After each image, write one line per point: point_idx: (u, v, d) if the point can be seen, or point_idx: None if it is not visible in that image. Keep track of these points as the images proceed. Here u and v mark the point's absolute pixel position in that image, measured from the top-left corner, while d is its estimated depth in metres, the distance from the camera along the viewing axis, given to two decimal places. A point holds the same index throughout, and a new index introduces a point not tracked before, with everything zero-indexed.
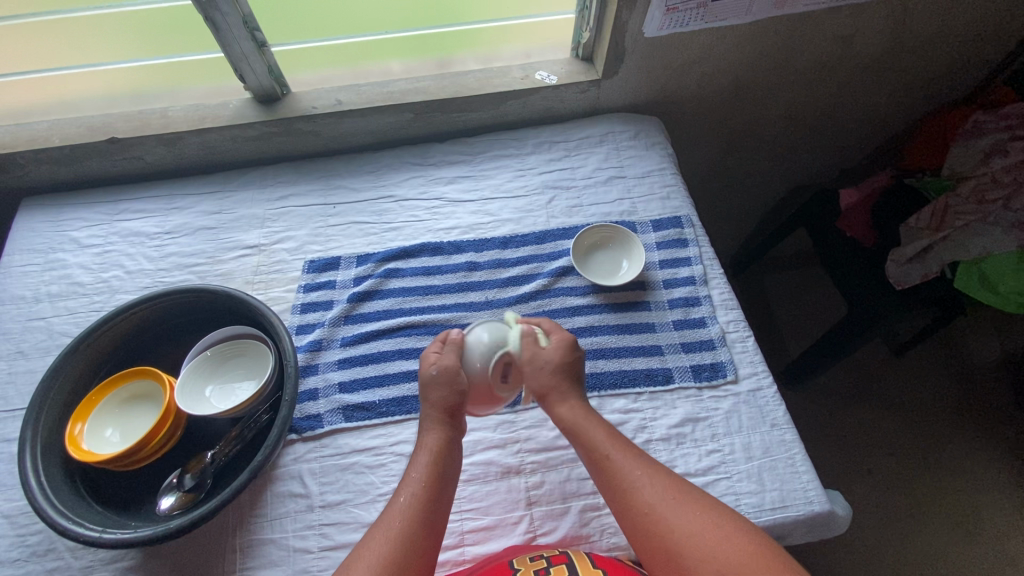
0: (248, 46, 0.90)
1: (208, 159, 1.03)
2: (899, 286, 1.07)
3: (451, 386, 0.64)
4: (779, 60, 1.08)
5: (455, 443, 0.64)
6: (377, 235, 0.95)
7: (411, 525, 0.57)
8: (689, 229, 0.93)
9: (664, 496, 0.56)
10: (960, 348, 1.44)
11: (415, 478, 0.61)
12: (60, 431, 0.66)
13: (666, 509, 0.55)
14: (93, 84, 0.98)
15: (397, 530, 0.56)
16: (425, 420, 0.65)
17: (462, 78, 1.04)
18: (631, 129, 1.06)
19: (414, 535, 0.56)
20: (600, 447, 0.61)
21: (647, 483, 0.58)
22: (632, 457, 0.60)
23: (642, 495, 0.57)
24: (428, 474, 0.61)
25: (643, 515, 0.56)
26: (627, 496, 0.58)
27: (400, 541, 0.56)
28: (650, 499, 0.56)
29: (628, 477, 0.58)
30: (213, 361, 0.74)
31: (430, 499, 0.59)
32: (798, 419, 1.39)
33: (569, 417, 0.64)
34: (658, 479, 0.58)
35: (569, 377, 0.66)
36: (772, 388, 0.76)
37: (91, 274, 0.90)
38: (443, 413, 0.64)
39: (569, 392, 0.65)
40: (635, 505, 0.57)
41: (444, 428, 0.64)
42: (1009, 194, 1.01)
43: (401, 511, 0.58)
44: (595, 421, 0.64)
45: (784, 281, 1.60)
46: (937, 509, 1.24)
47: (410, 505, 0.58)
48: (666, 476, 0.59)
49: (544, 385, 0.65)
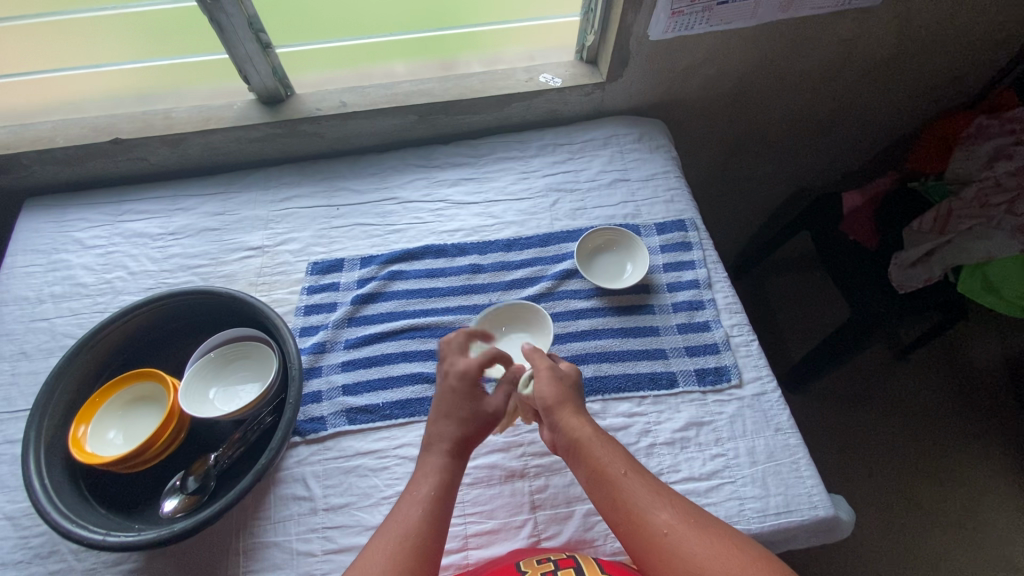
0: (252, 47, 0.90)
1: (211, 160, 1.03)
2: (902, 290, 1.07)
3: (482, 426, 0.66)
4: (784, 63, 1.07)
5: (457, 475, 0.63)
6: (380, 237, 0.95)
7: (425, 540, 0.56)
8: (693, 232, 0.93)
9: (684, 519, 0.56)
10: (962, 352, 1.44)
11: (428, 495, 0.60)
12: (63, 433, 0.66)
13: (687, 532, 0.55)
14: (97, 85, 0.98)
15: (411, 542, 0.56)
16: (435, 447, 0.64)
17: (466, 80, 1.04)
18: (635, 132, 1.06)
19: (425, 549, 0.56)
20: (613, 466, 0.61)
21: (665, 505, 0.57)
22: (647, 479, 0.60)
23: (660, 516, 0.56)
24: (441, 494, 0.60)
25: (661, 536, 0.55)
26: (643, 516, 0.57)
27: (413, 551, 0.55)
28: (669, 521, 0.56)
29: (644, 498, 0.58)
30: (217, 362, 0.74)
31: (441, 518, 0.58)
32: (801, 422, 1.39)
33: (579, 430, 0.64)
34: (676, 502, 0.58)
35: (573, 396, 0.67)
36: (776, 393, 0.76)
37: (95, 275, 0.90)
38: (462, 448, 0.65)
39: (575, 408, 0.66)
40: (653, 525, 0.56)
41: (456, 457, 0.64)
42: (1014, 198, 0.99)
43: (415, 520, 0.57)
44: (607, 440, 0.64)
45: (787, 284, 1.60)
46: (941, 515, 1.23)
47: (424, 518, 0.58)
48: (683, 501, 0.58)
49: (551, 395, 0.66)
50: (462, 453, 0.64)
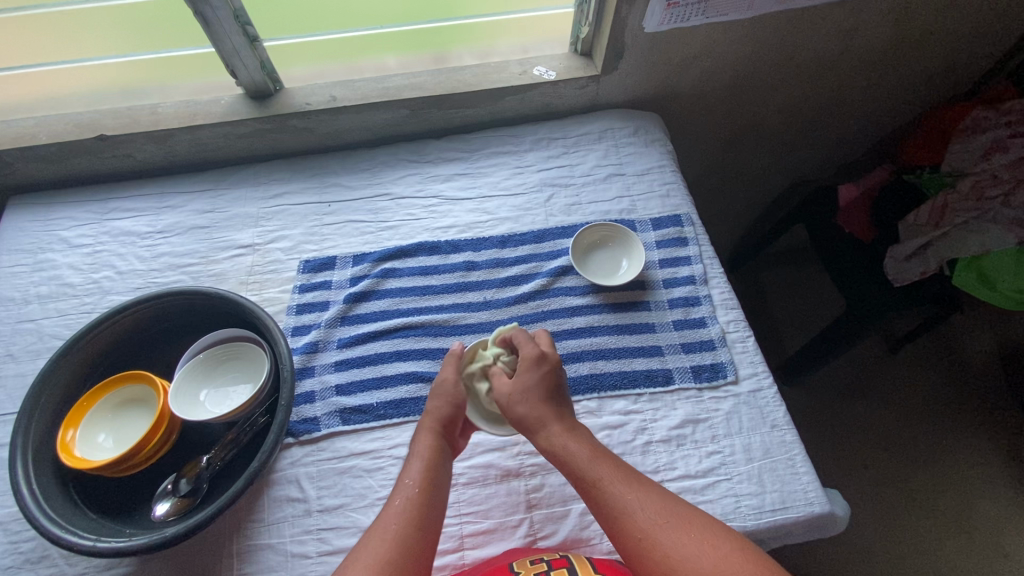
0: (239, 41, 0.88)
1: (199, 156, 1.01)
2: (897, 283, 1.07)
3: (451, 396, 0.68)
4: (780, 54, 1.06)
5: (441, 450, 0.63)
6: (373, 235, 0.93)
7: (407, 529, 0.56)
8: (689, 228, 0.92)
9: (662, 520, 0.54)
10: (956, 344, 1.45)
11: (409, 483, 0.60)
12: (51, 437, 0.65)
13: (661, 535, 0.53)
14: (80, 80, 0.96)
15: (393, 532, 0.55)
16: (419, 432, 0.65)
17: (459, 73, 1.02)
18: (630, 125, 1.05)
19: (409, 537, 0.55)
20: (588, 472, 0.59)
21: (640, 508, 0.55)
22: (622, 483, 0.58)
23: (634, 520, 0.55)
24: (420, 477, 0.60)
25: (637, 541, 0.54)
26: (619, 523, 0.55)
27: (394, 541, 0.55)
28: (643, 525, 0.54)
29: (620, 500, 0.56)
30: (208, 363, 0.73)
31: (425, 502, 0.58)
32: (795, 415, 1.41)
33: (554, 438, 0.62)
34: (652, 502, 0.56)
35: (554, 402, 0.65)
36: (773, 389, 0.76)
37: (82, 275, 0.88)
38: (435, 422, 0.66)
39: (558, 417, 0.64)
40: (628, 530, 0.54)
41: (436, 436, 0.64)
42: (1008, 191, 1.01)
43: (397, 512, 0.57)
44: (580, 446, 0.61)
45: (782, 277, 1.60)
46: (932, 506, 1.24)
47: (406, 509, 0.57)
48: (669, 500, 0.56)
49: (535, 414, 0.64)
50: (438, 426, 0.65)
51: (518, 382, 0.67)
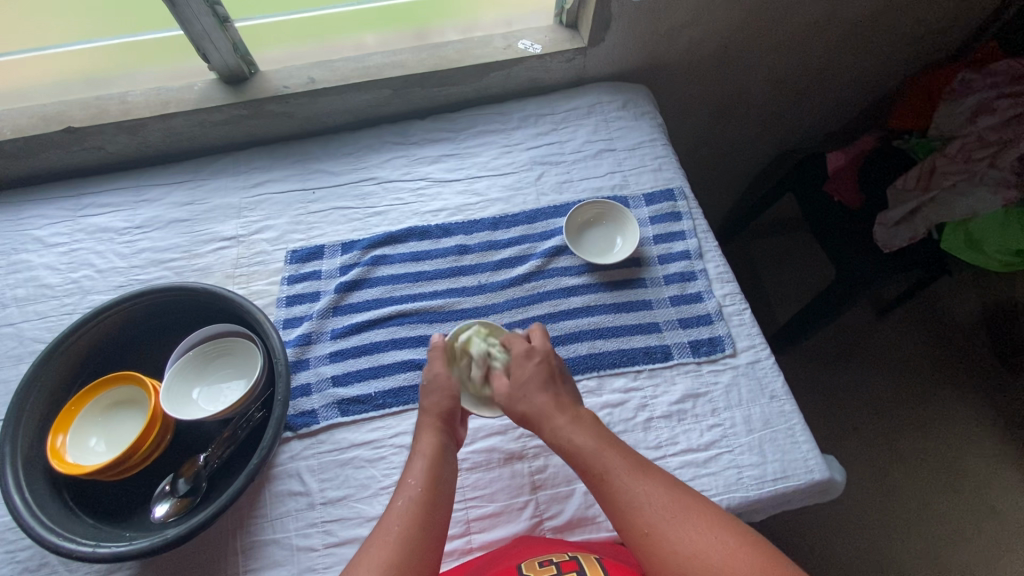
0: (209, 22, 0.83)
1: (175, 146, 0.97)
2: (886, 249, 1.07)
3: (448, 390, 0.67)
4: (770, 19, 1.04)
5: (447, 446, 0.63)
6: (361, 221, 0.91)
7: (413, 530, 0.55)
8: (682, 202, 0.91)
9: (667, 514, 0.54)
10: (944, 306, 1.47)
11: (412, 483, 0.59)
12: (41, 444, 0.63)
13: (668, 529, 0.53)
14: (41, 69, 0.91)
15: (395, 533, 0.55)
16: (421, 430, 0.64)
17: (441, 49, 0.99)
18: (619, 99, 1.03)
19: (414, 538, 0.55)
20: (593, 466, 0.59)
21: (647, 502, 0.55)
22: (630, 475, 0.58)
23: (642, 514, 0.55)
24: (424, 477, 0.59)
25: (643, 535, 0.54)
26: (625, 518, 0.55)
27: (398, 544, 0.54)
28: (650, 520, 0.54)
29: (628, 494, 0.56)
30: (199, 360, 0.71)
31: (431, 503, 0.58)
32: (789, 382, 1.42)
33: (560, 431, 0.62)
34: (660, 494, 0.56)
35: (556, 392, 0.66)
36: (770, 360, 0.76)
37: (60, 275, 0.85)
38: (437, 419, 0.64)
39: (561, 408, 0.64)
40: (634, 523, 0.55)
41: (438, 434, 0.63)
42: (996, 153, 1.00)
43: (399, 513, 0.57)
44: (587, 437, 0.61)
45: (772, 248, 1.61)
46: (920, 465, 1.28)
47: (409, 508, 0.57)
48: (677, 491, 0.56)
49: (535, 408, 0.64)
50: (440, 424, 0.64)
51: (518, 377, 0.67)
